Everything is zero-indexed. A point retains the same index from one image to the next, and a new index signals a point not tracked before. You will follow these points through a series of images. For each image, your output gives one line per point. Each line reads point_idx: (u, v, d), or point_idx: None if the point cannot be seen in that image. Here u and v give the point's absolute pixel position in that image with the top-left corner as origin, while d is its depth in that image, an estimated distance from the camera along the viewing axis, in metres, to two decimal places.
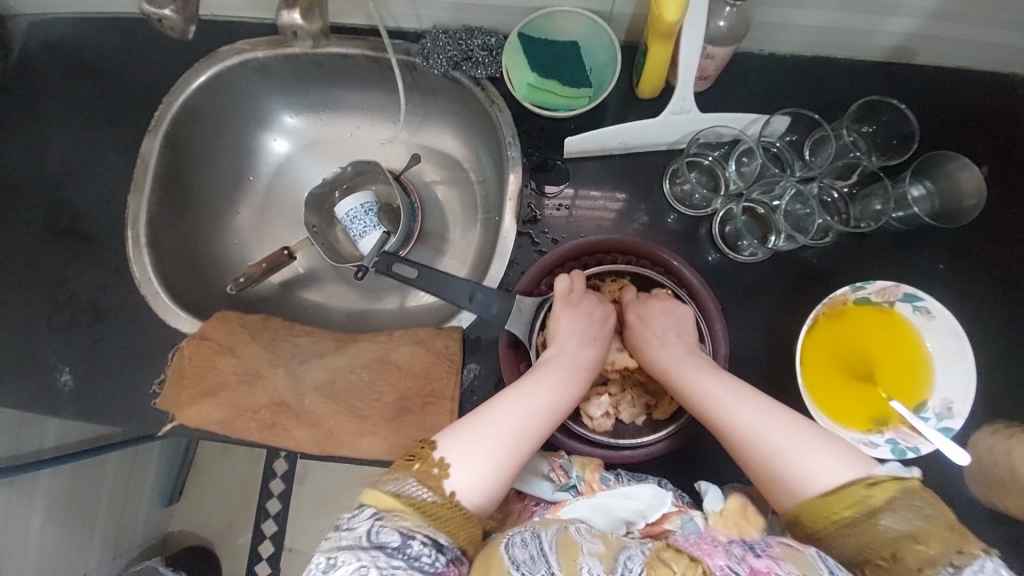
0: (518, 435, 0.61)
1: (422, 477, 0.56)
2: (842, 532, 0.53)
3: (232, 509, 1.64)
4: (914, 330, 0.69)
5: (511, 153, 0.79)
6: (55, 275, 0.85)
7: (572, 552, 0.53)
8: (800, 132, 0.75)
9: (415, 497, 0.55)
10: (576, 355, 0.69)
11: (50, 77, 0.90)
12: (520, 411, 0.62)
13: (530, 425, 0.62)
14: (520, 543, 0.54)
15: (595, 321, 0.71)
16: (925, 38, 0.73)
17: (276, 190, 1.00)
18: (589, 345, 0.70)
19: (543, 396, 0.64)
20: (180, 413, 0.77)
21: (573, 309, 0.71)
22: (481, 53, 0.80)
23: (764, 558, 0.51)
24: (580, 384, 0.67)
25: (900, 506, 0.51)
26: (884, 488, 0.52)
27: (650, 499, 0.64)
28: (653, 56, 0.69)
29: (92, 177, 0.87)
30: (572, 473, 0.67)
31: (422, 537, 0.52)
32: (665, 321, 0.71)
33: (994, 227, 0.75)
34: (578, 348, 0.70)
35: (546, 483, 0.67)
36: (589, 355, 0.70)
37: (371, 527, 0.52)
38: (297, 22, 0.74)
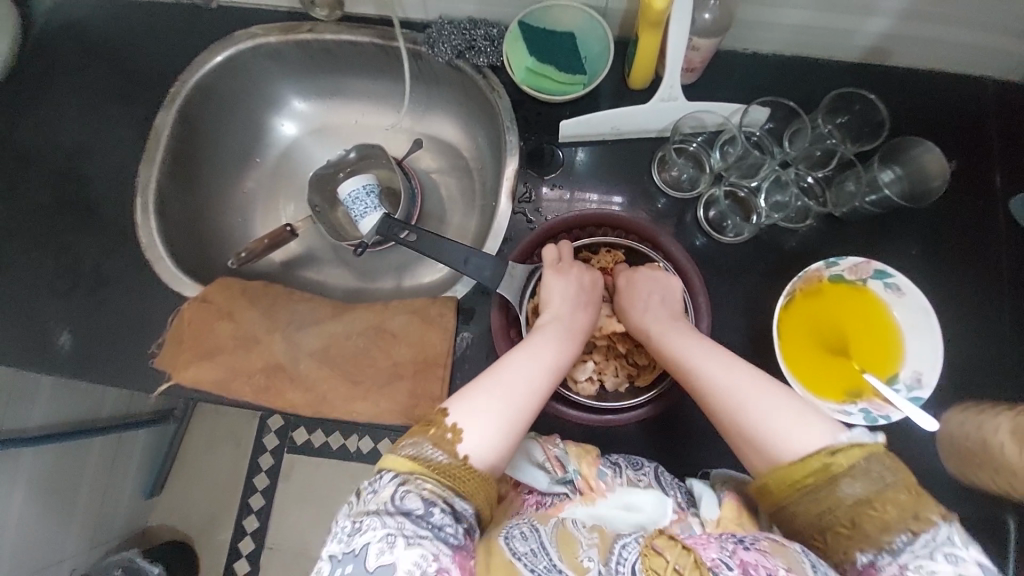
0: (520, 395, 0.61)
1: (437, 441, 0.56)
2: (803, 496, 0.55)
3: (215, 502, 1.60)
4: (885, 306, 0.72)
5: (509, 137, 0.84)
6: (61, 240, 0.87)
7: (569, 546, 0.58)
8: (779, 121, 0.80)
9: (433, 460, 0.55)
10: (570, 319, 0.71)
11: (69, 53, 0.94)
12: (521, 373, 0.63)
13: (533, 385, 0.63)
14: (521, 536, 0.58)
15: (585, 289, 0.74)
16: (895, 39, 0.79)
17: (282, 170, 1.04)
18: (582, 308, 0.73)
19: (540, 357, 0.65)
20: (177, 374, 0.78)
21: (563, 276, 0.73)
22: (483, 42, 0.85)
23: (753, 551, 0.53)
24: (575, 346, 0.69)
25: (859, 473, 0.53)
26: (846, 455, 0.54)
27: (653, 510, 0.66)
28: (643, 46, 0.74)
29: (104, 148, 0.91)
30: (569, 466, 0.69)
31: (442, 505, 0.52)
32: (652, 288, 0.73)
33: (965, 216, 0.79)
34: (573, 311, 0.72)
35: (542, 473, 0.69)
36: (582, 318, 0.72)
37: (395, 492, 0.52)
38: None
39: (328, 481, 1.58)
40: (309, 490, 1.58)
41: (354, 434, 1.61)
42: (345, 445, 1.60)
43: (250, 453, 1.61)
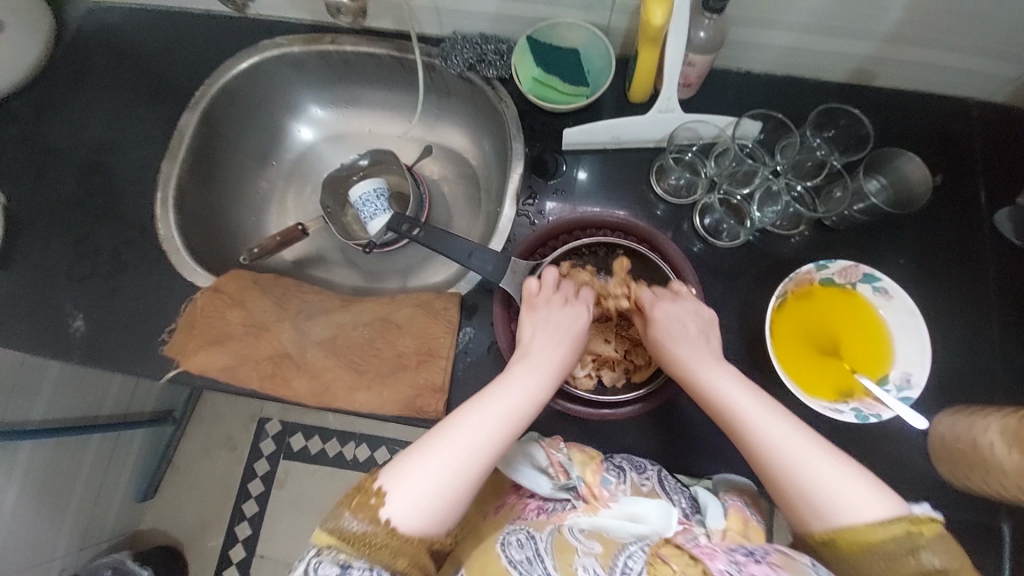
0: (464, 455, 0.58)
1: (358, 508, 0.54)
2: (875, 560, 0.53)
3: (207, 508, 1.58)
4: (874, 309, 0.75)
5: (516, 144, 0.89)
6: (82, 229, 0.90)
7: (566, 554, 0.60)
8: (770, 133, 0.85)
9: (351, 530, 0.54)
10: (540, 363, 0.67)
11: (103, 56, 1.00)
12: (471, 428, 0.59)
13: (483, 444, 0.58)
14: (517, 543, 0.61)
15: (561, 325, 0.70)
16: (879, 61, 0.84)
17: (296, 173, 1.09)
18: (552, 346, 0.69)
19: (496, 409, 0.61)
20: (186, 359, 0.80)
21: (535, 314, 0.72)
22: (494, 55, 0.90)
23: (764, 565, 0.54)
24: (539, 393, 0.64)
25: (939, 545, 0.53)
26: (929, 527, 0.53)
27: (657, 520, 0.65)
28: (643, 60, 0.80)
29: (130, 145, 0.95)
30: (572, 473, 0.70)
31: (360, 567, 0.52)
32: (689, 323, 0.70)
33: (949, 227, 0.82)
34: (544, 348, 0.68)
35: (546, 479, 0.70)
36: (554, 359, 0.68)
37: (310, 566, 0.52)
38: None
39: (323, 489, 1.57)
40: (304, 498, 1.57)
41: (350, 441, 1.61)
42: (341, 452, 1.59)
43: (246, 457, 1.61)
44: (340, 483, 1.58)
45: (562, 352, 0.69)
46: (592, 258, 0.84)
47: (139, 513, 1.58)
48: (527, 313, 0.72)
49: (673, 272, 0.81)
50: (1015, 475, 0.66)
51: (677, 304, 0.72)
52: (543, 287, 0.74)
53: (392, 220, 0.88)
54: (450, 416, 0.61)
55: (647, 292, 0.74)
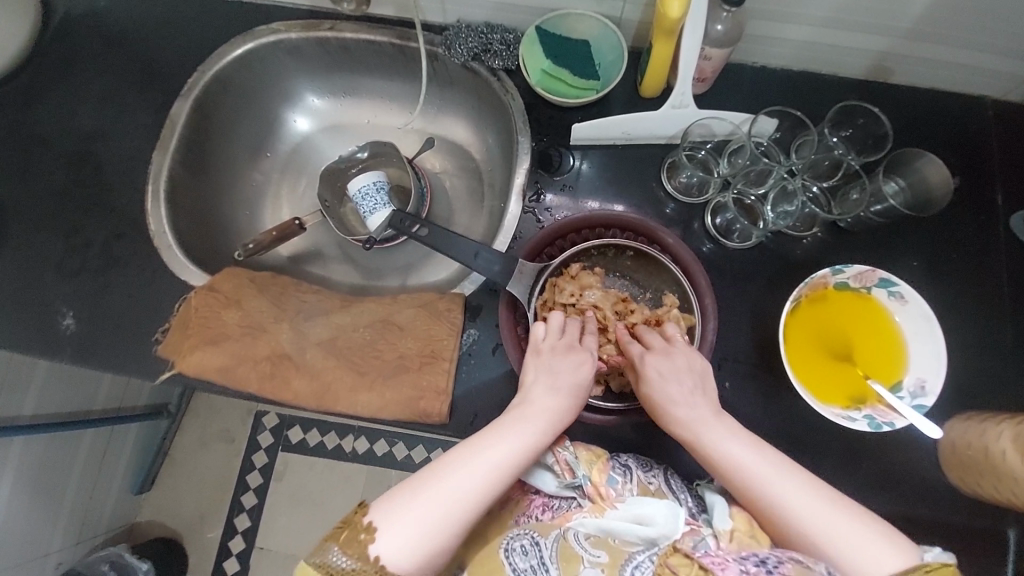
0: (454, 500, 0.58)
1: (346, 544, 0.56)
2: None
3: (205, 501, 1.57)
4: (889, 314, 0.73)
5: (522, 138, 0.86)
6: (71, 223, 0.87)
7: (571, 563, 0.63)
8: (785, 131, 0.82)
9: (338, 566, 0.55)
10: (534, 411, 0.66)
11: (90, 41, 0.95)
12: (462, 474, 0.60)
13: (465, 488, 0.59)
14: (521, 550, 0.65)
15: (563, 377, 0.68)
16: (899, 58, 0.81)
17: (292, 165, 1.05)
18: (551, 393, 0.67)
19: (488, 458, 0.61)
20: (180, 360, 0.78)
21: (541, 359, 0.70)
22: (500, 46, 0.87)
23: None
24: (535, 440, 0.64)
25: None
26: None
27: (664, 522, 0.62)
28: (656, 54, 0.77)
29: (119, 135, 0.91)
30: (578, 471, 0.68)
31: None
32: (681, 381, 0.68)
33: (964, 231, 0.80)
34: (542, 397, 0.67)
35: (551, 476, 0.69)
36: (553, 407, 0.66)
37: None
38: None
39: (322, 482, 1.56)
40: (302, 491, 1.56)
41: (349, 434, 1.60)
42: (340, 445, 1.59)
43: (243, 451, 1.59)
44: (339, 477, 1.57)
45: (561, 402, 0.67)
46: (600, 258, 0.82)
47: (135, 507, 1.57)
48: (533, 358, 0.70)
49: (683, 274, 0.78)
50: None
51: (677, 355, 0.70)
52: (549, 334, 0.72)
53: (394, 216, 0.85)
54: (441, 458, 0.62)
55: (635, 347, 0.72)
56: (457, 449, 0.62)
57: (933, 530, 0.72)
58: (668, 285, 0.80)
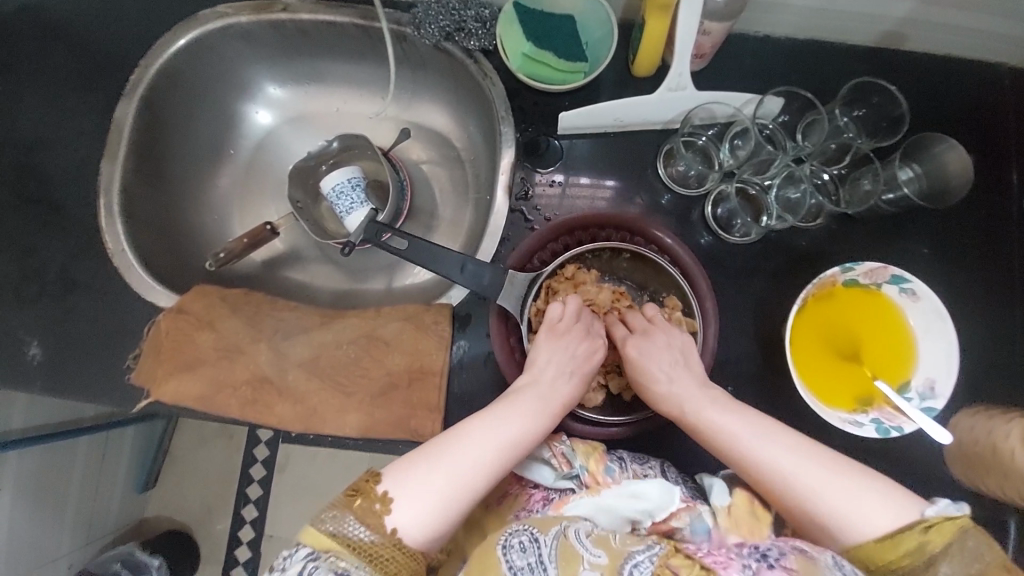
0: (462, 474, 0.58)
1: (362, 514, 0.54)
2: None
3: (210, 497, 1.58)
4: (899, 311, 0.70)
5: (504, 128, 0.78)
6: (23, 245, 0.80)
7: (571, 562, 0.54)
8: (793, 113, 0.75)
9: (354, 537, 0.54)
10: (543, 395, 0.65)
11: (17, 36, 0.85)
12: (473, 448, 0.59)
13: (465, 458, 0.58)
14: (519, 547, 0.55)
15: (577, 357, 0.69)
16: (916, 24, 0.73)
17: (259, 163, 0.97)
18: (563, 377, 0.68)
19: (498, 434, 0.60)
20: (156, 388, 0.74)
21: (556, 340, 0.69)
22: (474, 23, 0.78)
23: (778, 571, 0.50)
24: (547, 419, 0.64)
25: (956, 550, 0.51)
26: (940, 532, 0.52)
27: (658, 497, 0.63)
28: (649, 31, 0.69)
29: (62, 143, 0.83)
30: (575, 462, 0.67)
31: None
32: (670, 356, 0.68)
33: (979, 213, 0.76)
34: (552, 379, 0.67)
35: (548, 470, 0.67)
36: (563, 390, 0.67)
37: (304, 569, 0.51)
38: None
39: (325, 472, 1.58)
40: (306, 481, 1.57)
41: None
42: None
43: (243, 446, 1.59)
44: (341, 466, 1.58)
45: (572, 384, 0.68)
46: (596, 262, 0.78)
47: (141, 506, 1.58)
48: (549, 336, 0.69)
49: (683, 277, 0.73)
50: None
51: (661, 336, 0.70)
52: (565, 314, 0.71)
53: (369, 228, 0.81)
54: (450, 431, 0.61)
55: (620, 331, 0.74)
56: (471, 423, 0.61)
57: None
58: (668, 288, 0.76)
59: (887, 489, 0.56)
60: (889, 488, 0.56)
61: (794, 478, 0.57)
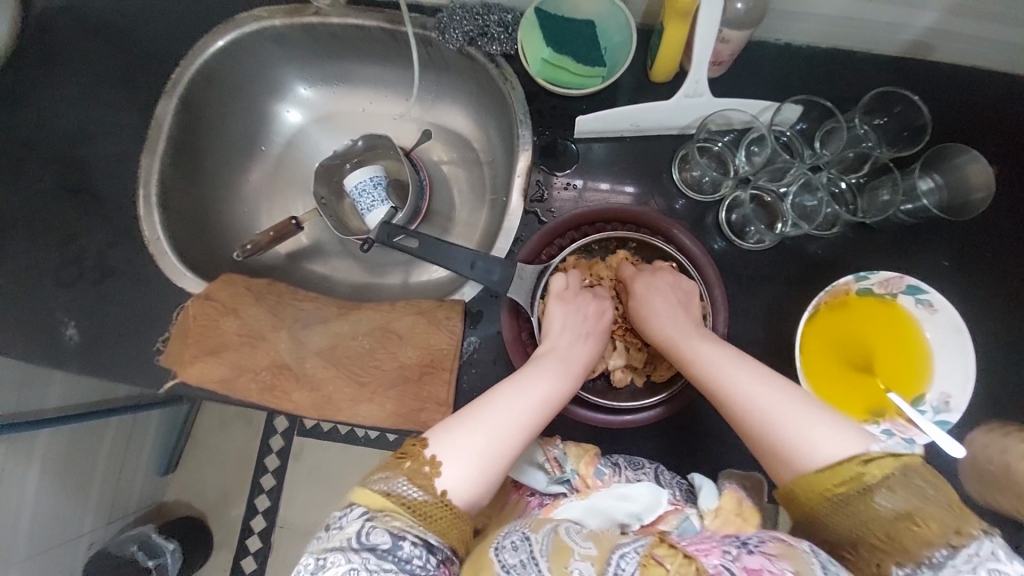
0: (496, 433, 0.59)
1: (411, 475, 0.55)
2: (836, 507, 0.51)
3: (227, 483, 1.63)
4: (915, 323, 0.69)
5: (522, 132, 0.80)
6: (66, 231, 0.86)
7: (563, 556, 0.52)
8: (811, 121, 0.75)
9: (406, 496, 0.54)
10: (564, 357, 0.68)
11: (69, 36, 0.91)
12: (506, 408, 0.61)
13: (501, 414, 0.60)
14: (511, 546, 0.54)
15: (587, 317, 0.72)
16: (943, 34, 0.73)
17: (287, 159, 1.01)
18: (582, 342, 0.70)
19: (524, 391, 0.63)
20: (182, 370, 0.78)
21: (565, 304, 0.72)
22: (497, 29, 0.80)
23: (757, 556, 0.49)
24: (569, 378, 0.66)
25: (897, 484, 0.49)
26: (879, 466, 0.50)
27: (648, 500, 0.63)
28: (668, 37, 0.70)
29: (106, 137, 0.88)
30: (567, 466, 0.68)
31: (413, 538, 0.52)
32: (667, 300, 0.70)
33: (1003, 226, 0.74)
34: (572, 344, 0.69)
35: (541, 474, 0.69)
36: (583, 353, 0.69)
37: (360, 528, 0.52)
38: None
39: (336, 464, 1.60)
40: (318, 472, 1.60)
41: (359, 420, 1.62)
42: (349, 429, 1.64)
43: (261, 433, 1.64)
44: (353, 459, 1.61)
45: (591, 347, 0.71)
46: (601, 253, 0.79)
47: (162, 488, 1.63)
48: (556, 301, 0.72)
49: (689, 264, 0.74)
50: None
51: (656, 277, 0.72)
52: (568, 284, 0.74)
53: (380, 231, 0.82)
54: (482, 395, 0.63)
55: (631, 270, 0.75)
56: (502, 387, 0.63)
57: None
58: None
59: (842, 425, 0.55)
60: (843, 422, 0.55)
61: (764, 409, 0.57)
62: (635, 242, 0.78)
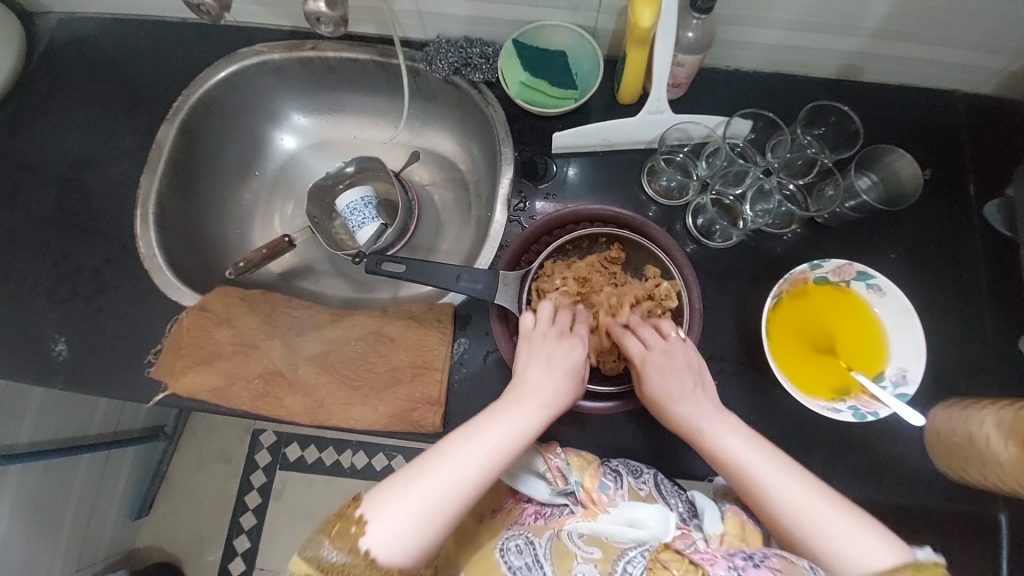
0: (445, 493, 0.57)
1: (337, 538, 0.55)
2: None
3: (203, 524, 1.54)
4: (868, 306, 0.75)
5: (505, 148, 0.87)
6: (62, 249, 0.88)
7: (566, 560, 0.62)
8: (759, 132, 0.85)
9: (331, 558, 0.55)
10: (529, 394, 0.65)
11: (75, 70, 0.97)
12: (453, 464, 0.59)
13: (456, 475, 0.58)
14: (516, 549, 0.64)
15: (557, 366, 0.68)
16: (868, 57, 0.84)
17: (282, 181, 1.06)
18: (546, 376, 0.67)
19: (482, 445, 0.60)
20: (174, 381, 0.78)
21: (532, 348, 0.70)
22: (479, 60, 0.89)
23: (763, 569, 0.56)
24: (532, 423, 0.63)
25: None
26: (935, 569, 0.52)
27: (656, 525, 0.65)
28: (631, 62, 0.79)
29: (107, 161, 0.93)
30: (571, 478, 0.70)
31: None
32: (678, 380, 0.68)
33: (939, 222, 0.83)
34: (537, 380, 0.66)
35: (543, 484, 0.70)
36: (548, 389, 0.66)
37: None
38: (321, 10, 0.73)
39: (320, 498, 1.53)
40: (301, 508, 1.53)
41: (347, 449, 1.57)
42: (337, 461, 1.55)
43: (240, 470, 1.56)
44: (338, 493, 1.53)
45: (559, 381, 0.67)
46: (576, 252, 0.83)
47: (134, 534, 1.53)
48: (524, 346, 0.70)
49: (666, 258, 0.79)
50: (1011, 468, 0.65)
51: (666, 356, 0.70)
52: (538, 322, 0.72)
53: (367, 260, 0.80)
54: (439, 444, 0.61)
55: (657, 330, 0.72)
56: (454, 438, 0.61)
57: (922, 515, 0.73)
58: (643, 259, 0.81)
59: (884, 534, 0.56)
60: (879, 532, 0.56)
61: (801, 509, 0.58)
62: (605, 238, 0.83)
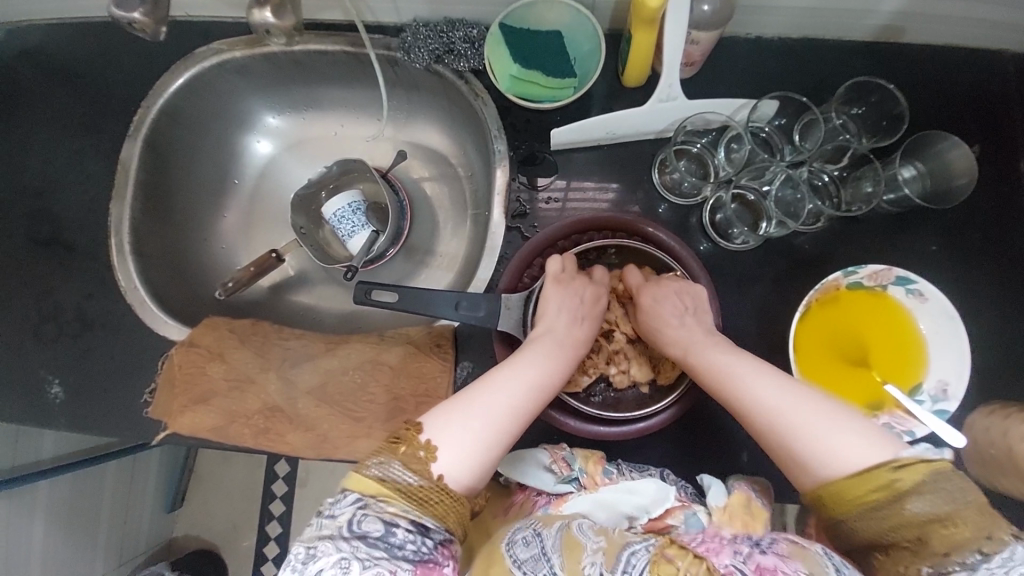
0: (489, 413, 0.59)
1: (407, 460, 0.54)
2: (862, 512, 0.50)
3: (235, 516, 1.57)
4: (906, 312, 0.70)
5: (498, 146, 0.78)
6: (42, 286, 0.83)
7: (574, 552, 0.55)
8: (789, 116, 0.75)
9: (401, 481, 0.53)
10: (554, 330, 0.67)
11: (26, 85, 0.88)
12: (496, 389, 0.60)
13: (500, 395, 0.60)
14: (522, 542, 0.57)
15: (585, 302, 0.70)
16: (913, 16, 0.71)
17: (261, 193, 0.98)
18: (558, 306, 0.68)
19: (513, 371, 0.62)
20: (172, 421, 0.76)
21: (563, 287, 0.69)
22: (463, 45, 0.78)
23: (771, 556, 0.52)
24: (555, 353, 0.65)
25: (929, 489, 0.48)
26: (911, 471, 0.49)
27: (654, 493, 0.67)
28: (637, 43, 0.68)
29: (73, 187, 0.86)
30: (574, 465, 0.70)
31: (406, 523, 0.51)
32: (681, 304, 0.67)
33: (987, 207, 0.74)
34: (568, 325, 0.68)
35: (548, 475, 0.70)
36: (560, 321, 0.68)
37: (353, 516, 0.51)
38: (269, 20, 0.73)
39: None
40: None
41: None
42: None
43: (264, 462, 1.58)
44: None
45: (567, 310, 0.69)
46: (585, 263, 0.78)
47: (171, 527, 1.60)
48: (553, 283, 0.69)
49: (681, 268, 0.72)
50: None
51: (670, 284, 0.68)
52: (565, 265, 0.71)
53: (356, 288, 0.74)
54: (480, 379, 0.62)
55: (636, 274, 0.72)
56: (496, 371, 0.62)
57: None
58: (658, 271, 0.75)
59: (868, 427, 0.54)
60: (868, 427, 0.54)
61: (784, 420, 0.56)
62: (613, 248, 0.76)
